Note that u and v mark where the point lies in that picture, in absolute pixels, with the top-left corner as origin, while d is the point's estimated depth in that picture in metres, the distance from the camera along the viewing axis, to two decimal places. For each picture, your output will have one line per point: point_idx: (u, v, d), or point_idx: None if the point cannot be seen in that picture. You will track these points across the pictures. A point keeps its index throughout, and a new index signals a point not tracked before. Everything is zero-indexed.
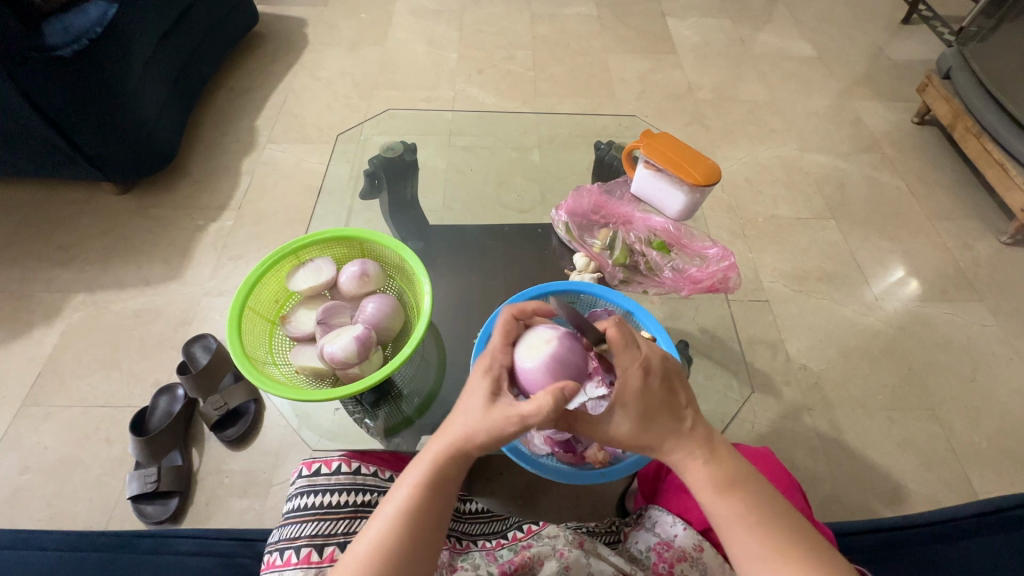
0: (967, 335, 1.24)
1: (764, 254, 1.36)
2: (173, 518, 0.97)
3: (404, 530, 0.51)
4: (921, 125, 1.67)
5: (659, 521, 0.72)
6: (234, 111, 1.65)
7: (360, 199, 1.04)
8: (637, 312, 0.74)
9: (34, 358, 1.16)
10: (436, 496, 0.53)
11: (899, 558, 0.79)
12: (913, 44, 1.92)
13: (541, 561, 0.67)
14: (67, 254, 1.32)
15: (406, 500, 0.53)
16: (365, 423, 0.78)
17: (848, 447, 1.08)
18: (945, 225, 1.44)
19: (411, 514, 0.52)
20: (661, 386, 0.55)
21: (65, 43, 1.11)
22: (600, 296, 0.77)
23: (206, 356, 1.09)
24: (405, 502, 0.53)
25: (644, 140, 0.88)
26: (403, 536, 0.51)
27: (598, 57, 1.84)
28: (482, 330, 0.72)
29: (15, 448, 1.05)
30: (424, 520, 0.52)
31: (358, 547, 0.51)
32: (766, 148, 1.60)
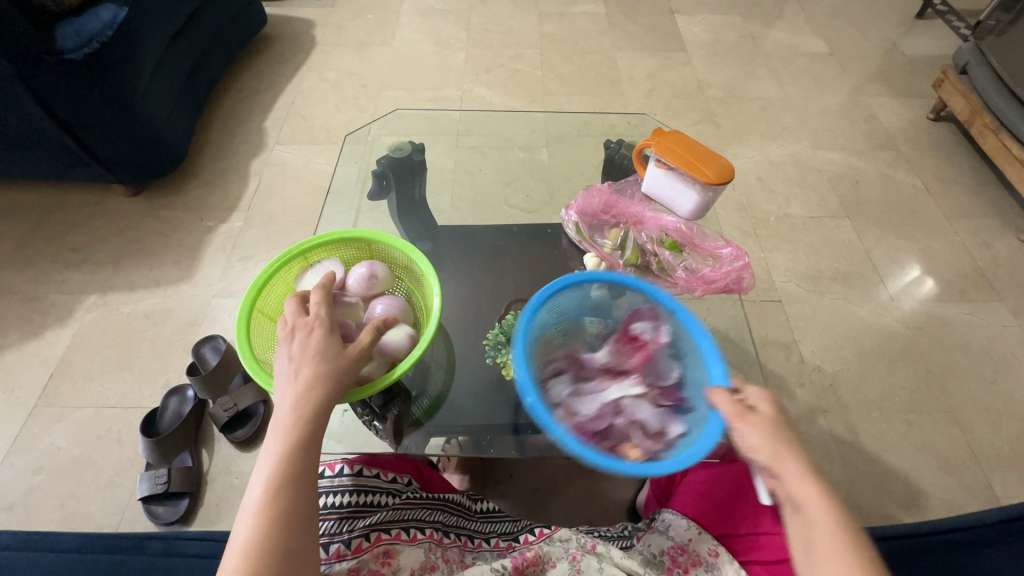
0: (987, 336, 1.21)
1: (777, 253, 1.34)
2: (183, 519, 0.97)
3: (268, 517, 0.48)
4: (937, 121, 1.64)
5: (673, 525, 0.70)
6: (243, 113, 1.65)
7: (369, 200, 1.04)
8: (680, 312, 0.71)
9: (47, 359, 1.17)
10: (301, 457, 0.52)
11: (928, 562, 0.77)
12: (928, 39, 1.88)
13: (552, 561, 0.66)
14: (78, 256, 1.33)
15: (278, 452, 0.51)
16: (375, 426, 0.77)
17: (863, 450, 1.06)
18: (963, 224, 1.41)
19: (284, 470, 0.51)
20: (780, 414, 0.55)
21: (76, 45, 1.11)
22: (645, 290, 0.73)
23: (215, 358, 1.09)
24: (276, 461, 0.51)
25: (655, 138, 0.87)
26: (276, 523, 0.48)
27: (607, 56, 1.82)
28: (536, 295, 0.70)
29: (28, 449, 1.05)
30: (292, 495, 0.50)
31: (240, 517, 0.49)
32: (777, 146, 1.57)
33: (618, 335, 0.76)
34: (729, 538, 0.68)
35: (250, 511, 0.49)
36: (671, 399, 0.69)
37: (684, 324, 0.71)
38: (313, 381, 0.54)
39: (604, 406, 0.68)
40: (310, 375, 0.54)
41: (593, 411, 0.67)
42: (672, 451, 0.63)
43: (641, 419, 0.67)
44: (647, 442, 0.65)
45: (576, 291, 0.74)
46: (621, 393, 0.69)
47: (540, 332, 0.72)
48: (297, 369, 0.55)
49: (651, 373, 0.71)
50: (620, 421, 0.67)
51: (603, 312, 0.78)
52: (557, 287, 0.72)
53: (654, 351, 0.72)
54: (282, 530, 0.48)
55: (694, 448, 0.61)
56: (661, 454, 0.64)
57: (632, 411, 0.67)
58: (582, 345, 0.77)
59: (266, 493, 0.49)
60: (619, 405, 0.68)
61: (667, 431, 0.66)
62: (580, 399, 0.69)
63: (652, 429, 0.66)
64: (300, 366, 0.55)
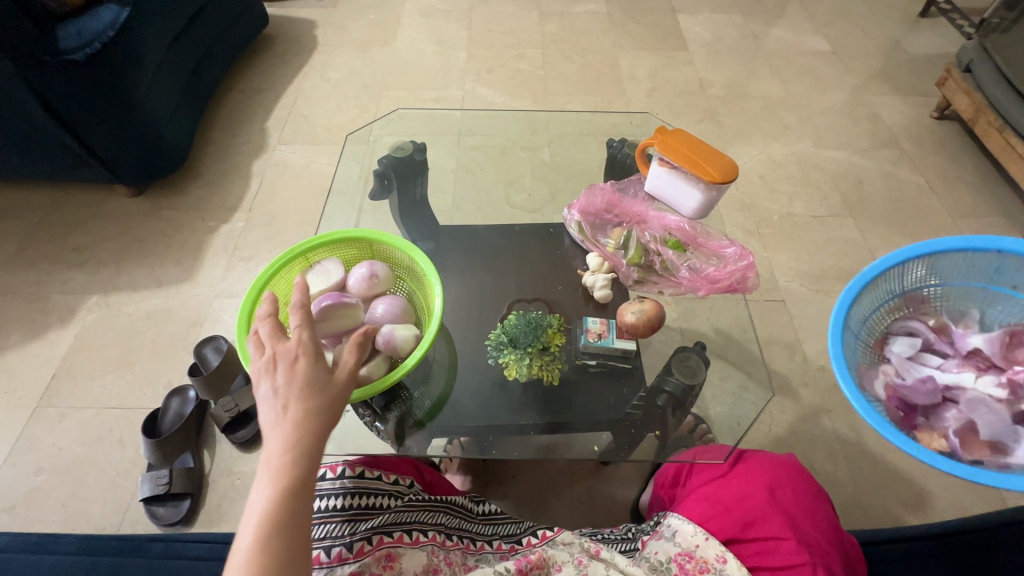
0: None
1: (780, 252, 1.34)
2: (184, 520, 0.97)
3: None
4: (941, 119, 1.64)
5: (679, 531, 0.70)
6: (244, 113, 1.65)
7: (370, 200, 1.04)
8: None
9: (49, 359, 1.17)
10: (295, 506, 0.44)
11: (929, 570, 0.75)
12: (932, 37, 1.87)
13: (557, 565, 0.65)
14: (80, 256, 1.33)
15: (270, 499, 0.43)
16: (376, 426, 0.77)
17: (869, 451, 1.05)
18: (967, 222, 1.40)
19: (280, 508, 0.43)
20: None
21: (78, 46, 1.11)
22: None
23: (217, 358, 1.09)
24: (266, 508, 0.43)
25: (658, 136, 0.87)
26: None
27: (609, 55, 1.82)
28: (869, 268, 0.67)
29: (29, 450, 1.05)
30: (286, 551, 0.42)
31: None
32: (780, 145, 1.57)
33: (966, 319, 0.69)
34: (736, 543, 0.67)
35: (243, 553, 0.41)
36: (1022, 406, 0.62)
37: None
38: (304, 414, 0.47)
39: (930, 389, 0.65)
40: (300, 408, 0.47)
41: (920, 390, 0.65)
42: (1009, 472, 0.57)
43: (975, 420, 0.62)
44: (966, 447, 0.61)
45: (953, 254, 0.68)
46: (971, 383, 0.65)
47: (869, 309, 0.70)
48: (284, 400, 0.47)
49: (1011, 372, 0.64)
50: (950, 410, 0.64)
51: (987, 278, 0.68)
52: (931, 249, 0.68)
53: (998, 350, 0.65)
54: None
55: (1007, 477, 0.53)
56: (981, 462, 0.59)
57: (971, 409, 0.63)
58: (919, 314, 0.71)
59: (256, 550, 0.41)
60: (954, 395, 0.65)
61: (998, 442, 0.60)
62: (912, 376, 0.67)
63: (985, 434, 0.61)
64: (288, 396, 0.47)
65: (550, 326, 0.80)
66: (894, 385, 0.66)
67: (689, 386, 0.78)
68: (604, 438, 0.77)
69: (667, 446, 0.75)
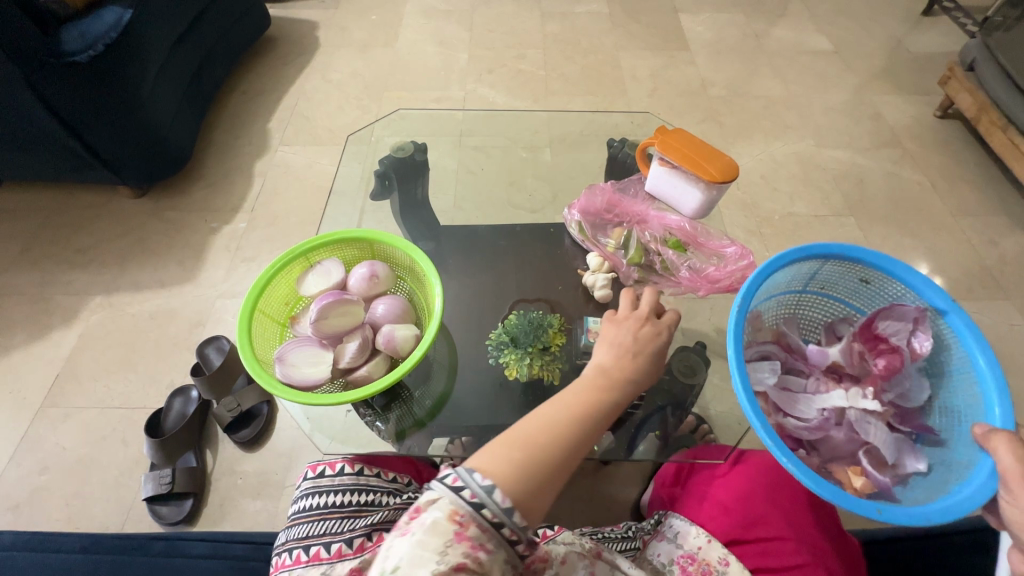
0: (995, 335, 1.20)
1: (781, 252, 1.33)
2: (187, 519, 0.97)
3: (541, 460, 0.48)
4: (944, 118, 1.63)
5: (682, 533, 0.69)
6: (246, 114, 1.66)
7: (372, 201, 1.04)
8: (952, 312, 0.60)
9: (53, 360, 1.17)
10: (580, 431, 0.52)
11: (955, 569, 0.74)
12: (935, 36, 1.87)
13: (562, 560, 0.64)
14: (84, 257, 1.34)
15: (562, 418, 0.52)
16: (376, 426, 0.77)
17: None
18: (970, 222, 1.40)
19: (570, 433, 0.51)
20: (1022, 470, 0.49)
21: (81, 48, 1.12)
22: (895, 274, 0.63)
23: (219, 358, 1.09)
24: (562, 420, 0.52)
25: (658, 136, 0.87)
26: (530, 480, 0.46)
27: (610, 55, 1.82)
28: (757, 275, 0.62)
29: (34, 449, 1.06)
30: (542, 475, 0.47)
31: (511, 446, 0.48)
32: (782, 144, 1.56)
33: (854, 330, 0.68)
34: (737, 544, 0.67)
35: (518, 451, 0.48)
36: (908, 425, 0.64)
37: (952, 328, 0.61)
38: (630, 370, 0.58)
39: (824, 420, 0.64)
40: (627, 366, 0.58)
41: (812, 420, 0.64)
42: (911, 491, 0.58)
43: (874, 444, 0.62)
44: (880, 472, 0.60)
45: (813, 262, 0.66)
46: (849, 401, 0.64)
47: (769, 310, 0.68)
48: (620, 354, 0.59)
49: (898, 387, 0.64)
50: (847, 436, 0.63)
51: (823, 293, 0.71)
52: (789, 259, 0.63)
53: (907, 363, 0.63)
54: (549, 474, 0.47)
55: (959, 495, 0.53)
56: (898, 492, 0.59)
57: (861, 428, 0.63)
58: (797, 332, 0.71)
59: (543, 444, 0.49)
60: (844, 417, 0.64)
61: (901, 464, 0.61)
62: (803, 404, 0.65)
63: (887, 456, 0.61)
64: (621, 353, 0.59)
65: (550, 326, 0.80)
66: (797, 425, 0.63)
67: (688, 385, 0.79)
68: (604, 438, 0.75)
69: (667, 445, 0.75)
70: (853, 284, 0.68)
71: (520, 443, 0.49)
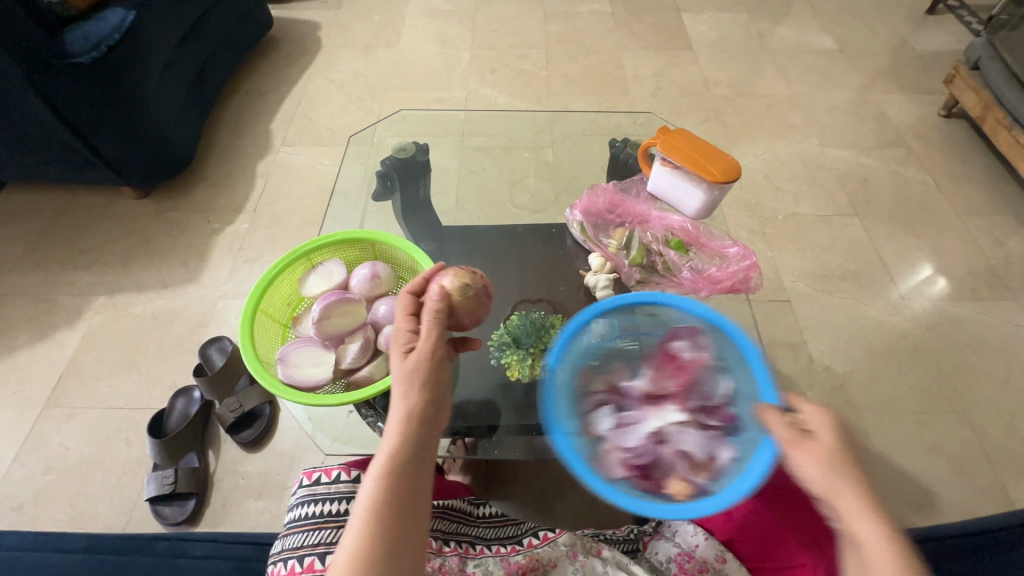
0: (1000, 336, 1.19)
1: (785, 252, 1.33)
2: (190, 519, 0.98)
3: (371, 553, 0.45)
4: (948, 118, 1.62)
5: (679, 531, 0.70)
6: (249, 115, 1.66)
7: (374, 202, 1.04)
8: (721, 323, 0.68)
9: (56, 360, 1.18)
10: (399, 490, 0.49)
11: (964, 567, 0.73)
12: (939, 35, 1.86)
13: (552, 562, 0.67)
14: (87, 257, 1.34)
15: (375, 487, 0.48)
16: (378, 427, 0.76)
17: (874, 451, 1.04)
18: (975, 221, 1.39)
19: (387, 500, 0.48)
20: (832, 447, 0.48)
21: (83, 50, 1.12)
22: (667, 303, 0.71)
23: (221, 359, 1.09)
24: (371, 494, 0.48)
25: (660, 136, 0.87)
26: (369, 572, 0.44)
27: (613, 55, 1.81)
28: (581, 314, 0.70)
29: (37, 449, 1.06)
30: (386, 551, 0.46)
31: (340, 559, 0.45)
32: (786, 144, 1.56)
33: (655, 355, 0.67)
34: (736, 543, 0.68)
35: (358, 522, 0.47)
36: (718, 418, 0.61)
37: (729, 337, 0.67)
38: (423, 398, 0.53)
39: (647, 443, 0.60)
40: (424, 394, 0.54)
41: (636, 447, 0.60)
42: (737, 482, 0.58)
43: (689, 449, 0.60)
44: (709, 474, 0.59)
45: (599, 321, 0.70)
46: (665, 420, 0.61)
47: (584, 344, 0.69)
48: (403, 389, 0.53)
49: (699, 394, 0.63)
50: (672, 449, 0.60)
51: (637, 327, 0.70)
52: (584, 319, 0.69)
53: (698, 370, 0.64)
54: (391, 542, 0.46)
55: (754, 475, 0.57)
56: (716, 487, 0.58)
57: (679, 439, 0.60)
58: (620, 364, 0.68)
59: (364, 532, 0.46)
60: (662, 435, 0.61)
61: (718, 460, 0.59)
62: (620, 432, 0.61)
63: (705, 455, 0.59)
64: (405, 382, 0.54)
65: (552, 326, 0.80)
66: (625, 455, 0.60)
67: None
68: None
69: None
70: (634, 320, 0.71)
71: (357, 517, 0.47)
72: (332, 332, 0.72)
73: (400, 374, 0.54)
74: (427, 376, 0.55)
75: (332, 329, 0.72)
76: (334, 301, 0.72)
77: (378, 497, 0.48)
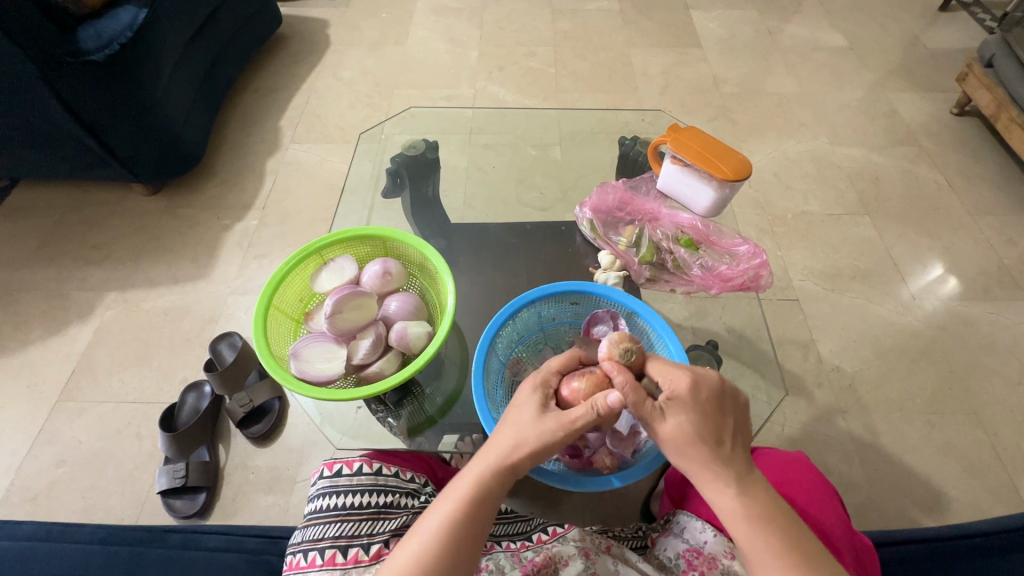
0: (1013, 336, 1.18)
1: (794, 251, 1.32)
2: (200, 513, 0.99)
3: (434, 567, 0.50)
4: (961, 116, 1.60)
5: (688, 527, 0.68)
6: (259, 112, 1.67)
7: (383, 198, 1.05)
8: (642, 312, 0.73)
9: (69, 354, 1.19)
10: (470, 526, 0.53)
11: (976, 564, 0.72)
12: (952, 32, 1.84)
13: (563, 561, 0.65)
14: (100, 253, 1.36)
15: (449, 513, 0.52)
16: (388, 423, 0.78)
17: (883, 451, 1.04)
18: (988, 221, 1.38)
19: (462, 518, 0.52)
20: (709, 407, 0.54)
21: (98, 47, 1.13)
22: (602, 295, 0.75)
23: (232, 355, 1.09)
24: (445, 519, 0.52)
25: (670, 134, 0.87)
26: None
27: (621, 52, 1.81)
28: (502, 312, 0.72)
29: (51, 442, 1.08)
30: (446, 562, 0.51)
31: (398, 565, 0.51)
32: (795, 142, 1.55)
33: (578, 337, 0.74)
34: None
35: (433, 530, 0.52)
36: None
37: (644, 323, 0.73)
38: (532, 455, 0.54)
39: None
40: (537, 449, 0.54)
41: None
42: (643, 453, 0.66)
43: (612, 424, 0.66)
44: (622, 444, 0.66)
45: (527, 309, 0.75)
46: None
47: (505, 343, 0.75)
48: (519, 439, 0.54)
49: None
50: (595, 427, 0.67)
51: (561, 317, 0.78)
52: (506, 315, 0.73)
53: None
54: (455, 556, 0.51)
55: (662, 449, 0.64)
56: (634, 459, 0.66)
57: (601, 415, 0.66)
58: (548, 352, 0.78)
59: (425, 553, 0.50)
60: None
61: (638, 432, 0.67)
62: None
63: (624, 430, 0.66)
64: (527, 436, 0.54)
65: (546, 343, 0.79)
66: None
67: None
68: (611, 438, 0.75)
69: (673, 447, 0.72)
70: (566, 309, 0.77)
71: (431, 527, 0.52)
72: (343, 327, 0.72)
73: (531, 427, 0.54)
74: (552, 442, 0.54)
75: (342, 322, 0.72)
76: (346, 295, 0.73)
77: (452, 526, 0.52)
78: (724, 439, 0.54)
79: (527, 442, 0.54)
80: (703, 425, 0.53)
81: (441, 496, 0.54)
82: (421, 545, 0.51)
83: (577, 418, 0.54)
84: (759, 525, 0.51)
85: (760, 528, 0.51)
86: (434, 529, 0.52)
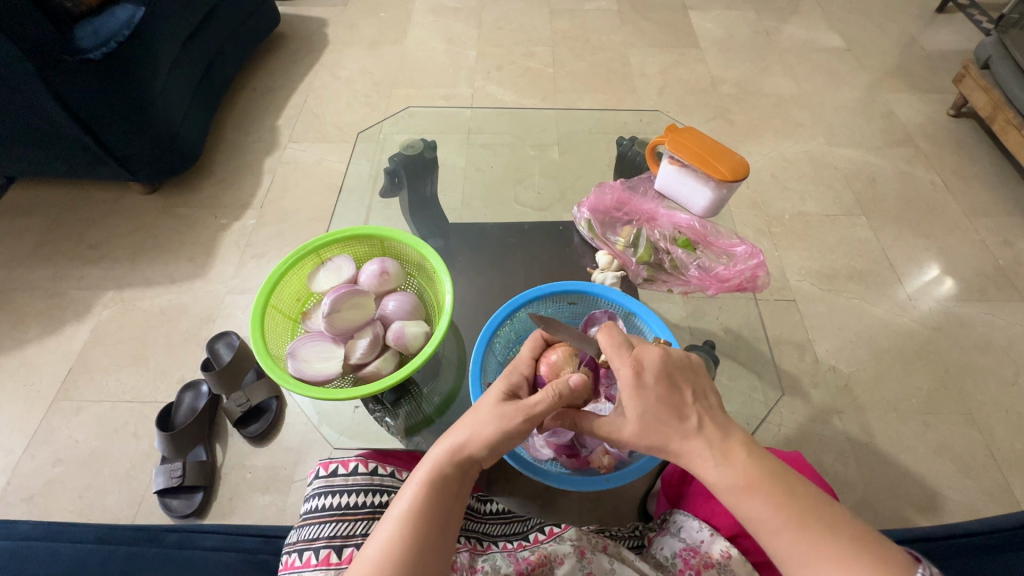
0: (1008, 337, 1.19)
1: (791, 251, 1.33)
2: (198, 512, 0.99)
3: (400, 551, 0.49)
4: (958, 117, 1.61)
5: (685, 526, 0.69)
6: (256, 111, 1.67)
7: (380, 198, 1.05)
8: (640, 311, 0.73)
9: (66, 353, 1.19)
10: (436, 512, 0.52)
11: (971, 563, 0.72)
12: (949, 34, 1.85)
13: (559, 559, 0.65)
14: (97, 252, 1.36)
15: (413, 497, 0.52)
16: (386, 422, 0.79)
17: (879, 451, 1.04)
18: (984, 222, 1.38)
19: (428, 502, 0.52)
20: (659, 388, 0.53)
21: (94, 45, 1.13)
22: (600, 295, 0.75)
23: (229, 354, 1.09)
24: (410, 503, 0.52)
25: (669, 134, 0.87)
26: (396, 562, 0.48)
27: (619, 52, 1.81)
28: (499, 312, 0.72)
29: (47, 441, 1.08)
30: (413, 549, 0.49)
31: (366, 552, 0.49)
32: (792, 143, 1.55)
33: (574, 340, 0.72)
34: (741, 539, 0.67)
35: (398, 515, 0.51)
36: None
37: (642, 324, 0.73)
38: (492, 439, 0.54)
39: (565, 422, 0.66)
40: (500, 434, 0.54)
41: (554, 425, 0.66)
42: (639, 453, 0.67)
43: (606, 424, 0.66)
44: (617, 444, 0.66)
45: (525, 310, 0.75)
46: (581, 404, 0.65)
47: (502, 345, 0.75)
48: (479, 423, 0.55)
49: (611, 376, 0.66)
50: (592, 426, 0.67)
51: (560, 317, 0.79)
52: (503, 316, 0.72)
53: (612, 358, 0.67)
54: (422, 541, 0.50)
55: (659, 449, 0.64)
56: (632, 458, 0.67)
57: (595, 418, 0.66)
58: None
59: (391, 540, 0.49)
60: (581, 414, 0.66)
61: None
62: None
63: None
64: (486, 418, 0.54)
65: None
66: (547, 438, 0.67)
67: None
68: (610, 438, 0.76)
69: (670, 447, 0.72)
70: (563, 309, 0.78)
71: (397, 511, 0.52)
72: (340, 326, 0.72)
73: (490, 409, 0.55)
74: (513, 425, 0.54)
75: (340, 321, 0.72)
76: (344, 293, 0.73)
77: (418, 509, 0.51)
78: (685, 412, 0.53)
79: (488, 425, 0.54)
80: (655, 405, 0.53)
81: (406, 483, 0.54)
82: (389, 529, 0.50)
83: (538, 409, 0.53)
84: (765, 499, 0.49)
85: (759, 497, 0.49)
86: (401, 514, 0.51)
